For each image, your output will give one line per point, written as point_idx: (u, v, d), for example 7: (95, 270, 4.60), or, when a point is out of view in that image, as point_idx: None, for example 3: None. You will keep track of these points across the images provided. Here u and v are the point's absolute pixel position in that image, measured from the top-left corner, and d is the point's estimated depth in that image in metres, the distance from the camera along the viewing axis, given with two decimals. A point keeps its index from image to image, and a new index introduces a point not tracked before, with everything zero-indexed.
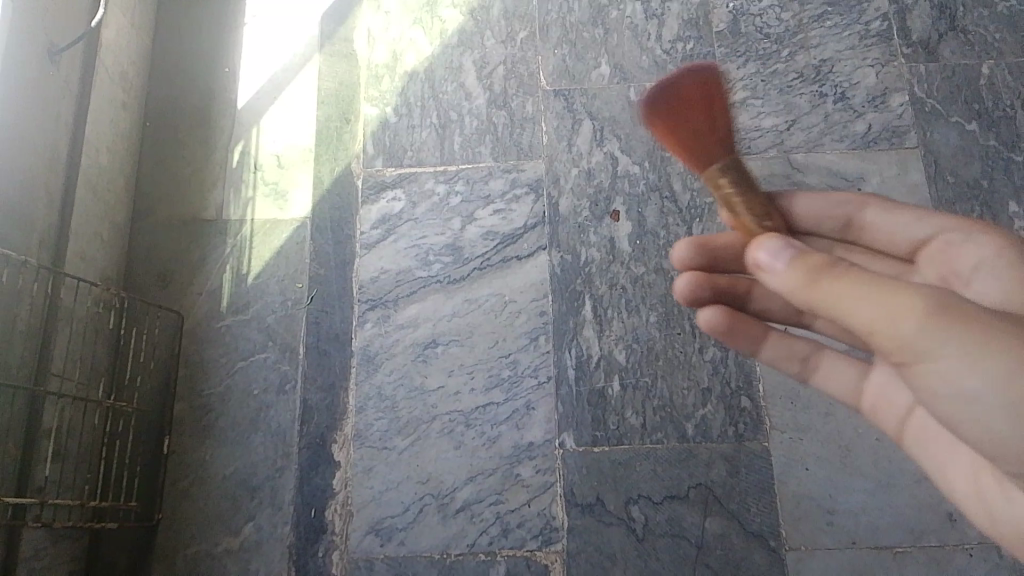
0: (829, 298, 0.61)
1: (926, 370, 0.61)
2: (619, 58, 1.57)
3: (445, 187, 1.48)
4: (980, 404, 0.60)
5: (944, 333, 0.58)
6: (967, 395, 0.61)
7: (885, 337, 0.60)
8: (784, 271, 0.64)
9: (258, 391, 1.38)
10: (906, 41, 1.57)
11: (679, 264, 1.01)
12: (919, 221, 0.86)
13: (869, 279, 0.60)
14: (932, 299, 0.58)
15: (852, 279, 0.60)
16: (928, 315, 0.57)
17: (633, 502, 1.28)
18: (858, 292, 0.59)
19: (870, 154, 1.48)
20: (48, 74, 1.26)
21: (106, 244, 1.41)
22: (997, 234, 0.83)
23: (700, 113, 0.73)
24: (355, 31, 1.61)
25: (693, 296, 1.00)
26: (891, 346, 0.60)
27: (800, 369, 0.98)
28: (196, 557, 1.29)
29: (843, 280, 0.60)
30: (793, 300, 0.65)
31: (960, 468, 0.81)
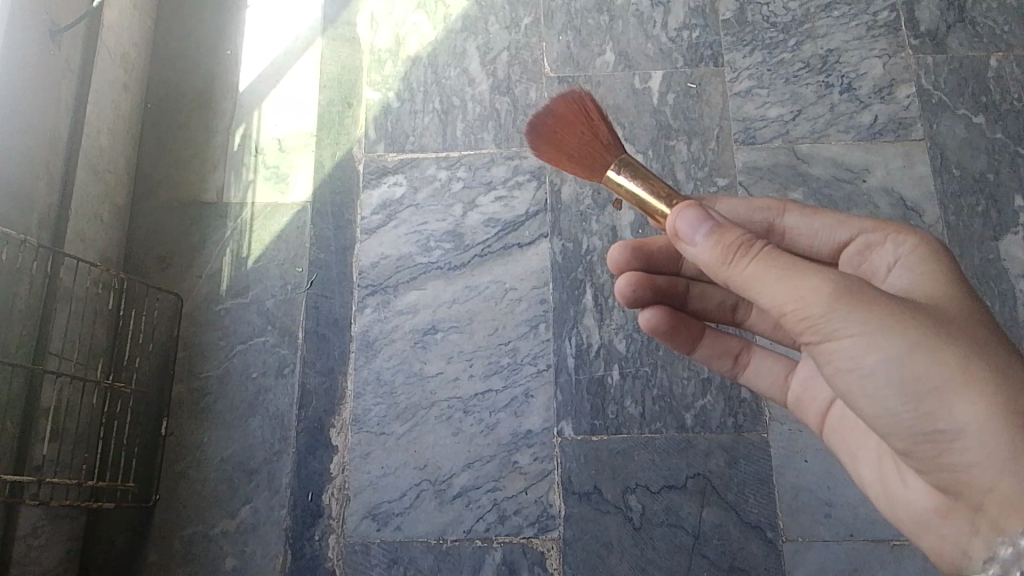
0: (742, 275, 0.68)
1: (829, 346, 0.66)
2: (624, 45, 1.55)
3: (447, 173, 1.48)
4: (878, 381, 0.66)
5: (847, 311, 0.64)
6: (866, 373, 0.66)
7: (794, 315, 0.66)
8: (703, 243, 0.70)
9: (257, 375, 1.38)
10: (913, 32, 1.55)
11: (617, 269, 1.02)
12: (841, 223, 0.86)
13: (779, 262, 0.67)
14: (840, 282, 0.65)
15: (768, 261, 0.67)
16: (834, 292, 0.64)
17: (630, 491, 1.28)
18: (770, 270, 0.66)
19: (875, 145, 1.47)
20: (48, 53, 1.25)
21: (106, 225, 1.41)
22: (917, 234, 0.80)
23: (580, 135, 0.84)
24: (358, 15, 1.60)
25: (633, 299, 1.00)
26: (798, 322, 0.66)
27: (732, 366, 1.03)
28: (192, 539, 1.29)
29: (756, 260, 0.67)
30: (711, 273, 0.71)
31: (867, 460, 0.83)
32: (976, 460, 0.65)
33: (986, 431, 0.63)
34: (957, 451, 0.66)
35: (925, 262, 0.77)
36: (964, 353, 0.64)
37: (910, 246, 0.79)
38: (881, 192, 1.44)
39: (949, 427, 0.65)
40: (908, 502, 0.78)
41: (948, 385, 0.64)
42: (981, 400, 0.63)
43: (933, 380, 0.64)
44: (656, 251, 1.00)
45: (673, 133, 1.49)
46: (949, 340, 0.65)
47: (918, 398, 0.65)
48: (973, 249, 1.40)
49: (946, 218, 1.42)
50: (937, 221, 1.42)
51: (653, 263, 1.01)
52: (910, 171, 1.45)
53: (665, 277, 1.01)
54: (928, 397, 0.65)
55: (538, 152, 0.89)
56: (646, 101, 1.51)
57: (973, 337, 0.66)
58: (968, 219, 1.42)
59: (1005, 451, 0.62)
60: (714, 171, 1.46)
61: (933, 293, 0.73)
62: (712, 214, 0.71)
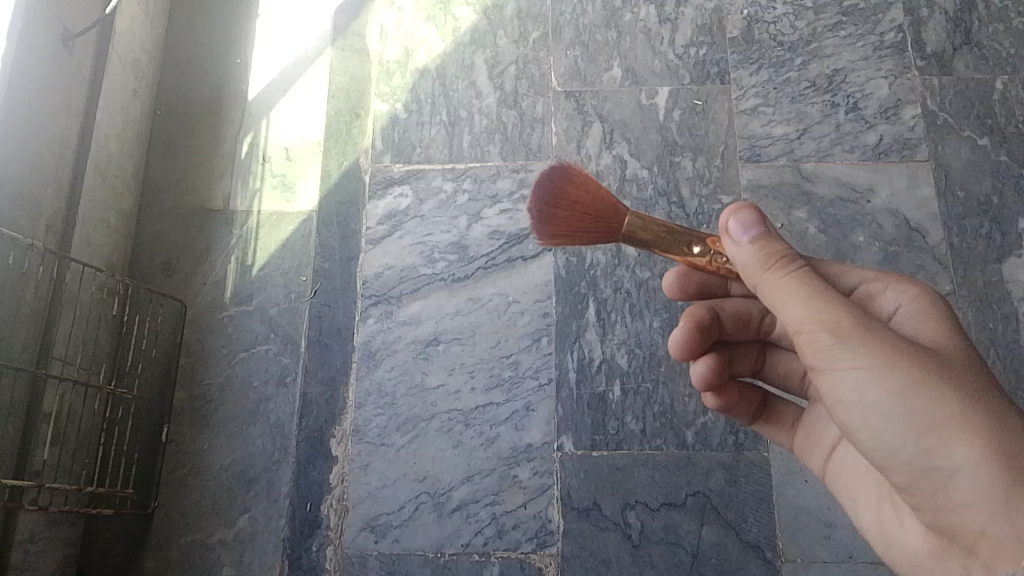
0: (772, 286, 0.70)
1: (835, 375, 0.67)
2: (631, 61, 1.56)
3: (453, 185, 1.48)
4: (879, 415, 0.66)
5: (857, 339, 0.65)
6: (867, 406, 0.67)
7: (807, 337, 0.67)
8: (747, 244, 0.71)
9: (258, 383, 1.38)
10: (920, 54, 1.56)
11: (677, 351, 0.90)
12: (847, 270, 0.82)
13: (810, 281, 0.68)
14: (849, 315, 0.66)
15: (797, 278, 0.68)
16: (847, 320, 0.66)
17: (629, 507, 1.28)
18: (797, 290, 0.68)
19: (880, 165, 1.48)
20: (60, 59, 1.26)
21: (112, 231, 1.42)
22: (918, 284, 0.79)
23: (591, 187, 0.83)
24: (367, 25, 1.61)
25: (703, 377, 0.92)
26: (809, 345, 0.68)
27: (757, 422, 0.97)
28: (190, 547, 1.29)
29: (792, 274, 0.69)
30: (745, 275, 0.73)
31: (867, 502, 0.83)
32: (970, 501, 0.64)
33: (982, 473, 0.62)
34: (952, 491, 0.65)
35: (926, 310, 0.76)
36: (968, 395, 0.64)
37: (910, 296, 0.78)
38: (886, 213, 1.44)
39: (945, 466, 0.64)
40: (904, 545, 0.77)
41: (948, 425, 0.63)
42: (980, 442, 0.62)
43: (934, 418, 0.64)
44: (700, 319, 0.89)
45: (678, 150, 1.49)
46: (955, 381, 0.65)
47: (917, 434, 0.65)
48: (977, 271, 1.41)
49: (950, 240, 1.43)
50: (941, 242, 1.42)
51: (700, 334, 0.89)
52: (915, 192, 1.46)
53: (709, 343, 0.90)
54: (927, 435, 0.64)
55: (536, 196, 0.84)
56: (652, 117, 1.52)
57: (980, 382, 0.65)
58: (972, 241, 1.42)
59: (999, 494, 0.62)
60: (718, 188, 1.47)
61: (942, 343, 0.72)
62: (768, 220, 0.73)
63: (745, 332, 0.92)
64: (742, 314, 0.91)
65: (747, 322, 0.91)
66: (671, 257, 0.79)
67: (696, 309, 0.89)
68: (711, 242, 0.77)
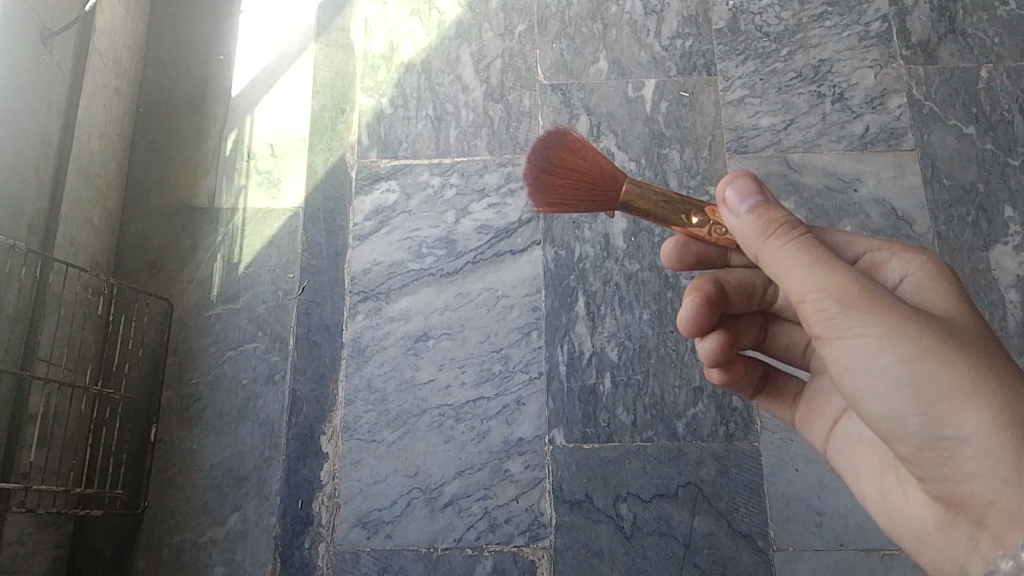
0: (773, 254, 0.69)
1: (840, 343, 0.67)
2: (617, 53, 1.56)
3: (440, 180, 1.47)
4: (887, 384, 0.66)
5: (863, 306, 0.65)
6: (876, 376, 0.66)
7: (811, 306, 0.67)
8: (746, 215, 0.71)
9: (248, 381, 1.37)
10: (905, 43, 1.56)
11: (685, 327, 0.88)
12: (850, 239, 0.82)
13: (813, 249, 0.68)
14: (857, 284, 0.65)
15: (800, 247, 0.68)
16: (853, 287, 0.65)
17: (621, 499, 1.28)
18: (802, 261, 0.67)
19: (866, 155, 1.48)
20: (39, 56, 1.25)
21: (97, 229, 1.40)
22: (924, 251, 0.79)
23: (587, 155, 0.81)
24: (351, 20, 1.60)
25: (709, 350, 0.91)
26: (812, 311, 0.67)
27: (759, 393, 0.97)
28: (181, 546, 1.28)
29: (794, 242, 0.68)
30: (745, 246, 0.72)
31: (869, 475, 0.83)
32: (979, 470, 0.64)
33: (993, 441, 0.62)
34: (961, 460, 0.65)
35: (932, 279, 0.76)
36: (977, 361, 0.64)
37: (917, 262, 0.78)
38: (872, 202, 1.45)
39: (955, 435, 0.64)
40: (908, 516, 0.77)
41: (958, 392, 0.63)
42: (990, 410, 0.62)
43: (943, 386, 0.63)
44: (707, 293, 0.86)
45: (666, 141, 1.49)
46: (961, 347, 0.64)
47: (925, 403, 0.64)
48: (964, 258, 1.41)
49: (937, 228, 1.43)
50: (928, 230, 1.43)
51: (709, 307, 0.86)
52: (901, 181, 1.46)
53: (716, 317, 0.88)
54: (935, 402, 0.64)
55: (535, 159, 0.84)
56: (639, 109, 1.51)
57: (989, 349, 0.65)
58: (958, 229, 1.43)
59: (1010, 462, 0.62)
60: (706, 179, 1.47)
61: (947, 311, 0.72)
62: (767, 190, 0.72)
63: (749, 305, 0.90)
64: (746, 285, 0.89)
65: (751, 294, 0.90)
66: (669, 229, 0.76)
67: (702, 283, 0.86)
68: (709, 213, 0.76)
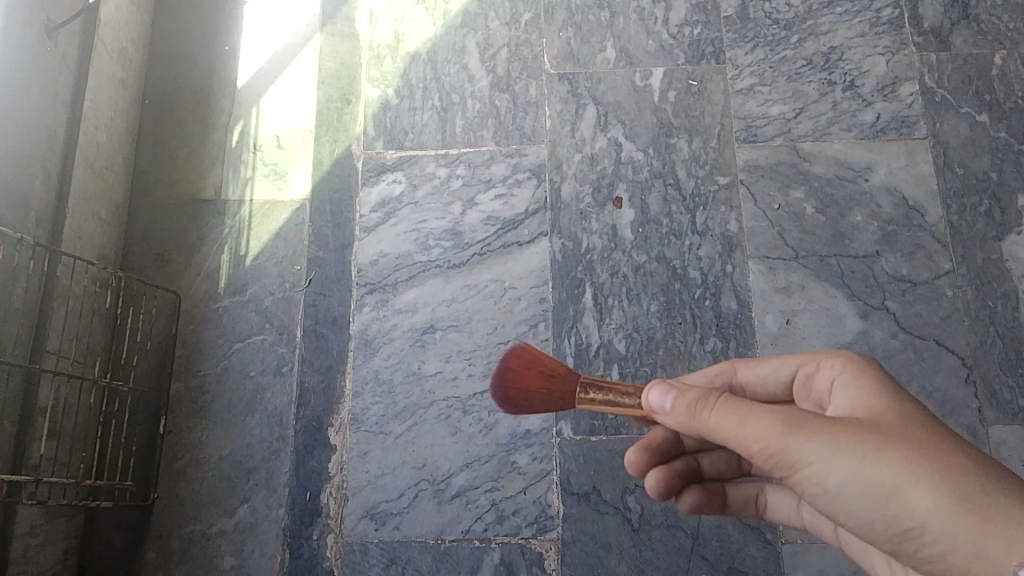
0: (709, 425, 0.72)
1: (801, 479, 0.69)
2: (625, 41, 1.54)
3: (446, 171, 1.47)
4: (847, 501, 0.68)
5: (799, 437, 0.67)
6: (836, 497, 0.68)
7: (762, 457, 0.69)
8: (671, 406, 0.74)
9: (255, 373, 1.37)
10: (917, 29, 1.54)
11: (636, 472, 0.97)
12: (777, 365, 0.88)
13: (735, 407, 0.71)
14: (783, 422, 0.68)
15: (727, 408, 0.71)
16: (781, 426, 0.68)
17: (629, 491, 1.28)
18: (730, 418, 0.71)
19: (877, 143, 1.46)
20: (44, 49, 1.24)
21: (104, 223, 1.40)
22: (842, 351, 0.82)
23: (545, 367, 0.87)
24: (357, 10, 1.59)
25: (669, 493, 0.96)
26: (768, 461, 0.69)
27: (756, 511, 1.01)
28: (190, 538, 1.29)
29: (718, 409, 0.72)
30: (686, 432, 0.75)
31: (883, 552, 0.87)
32: (950, 548, 0.64)
33: (948, 518, 0.63)
34: (931, 544, 0.66)
35: (858, 376, 0.79)
36: (910, 452, 0.65)
37: (839, 365, 0.81)
38: (883, 191, 1.43)
39: (917, 524, 0.65)
40: None
41: (902, 487, 0.65)
42: (937, 490, 0.64)
43: (892, 483, 0.65)
44: (651, 439, 0.96)
45: (674, 131, 1.48)
46: (894, 440, 0.67)
47: (880, 505, 0.66)
48: (976, 248, 1.40)
49: (949, 218, 1.42)
50: (939, 220, 1.41)
51: (653, 451, 0.96)
52: (912, 170, 1.44)
53: (668, 457, 0.96)
54: (889, 500, 0.65)
55: (499, 405, 0.91)
56: (647, 99, 1.50)
57: (917, 435, 0.67)
58: (971, 218, 1.41)
59: (969, 529, 0.63)
60: (715, 169, 1.46)
61: (876, 402, 0.74)
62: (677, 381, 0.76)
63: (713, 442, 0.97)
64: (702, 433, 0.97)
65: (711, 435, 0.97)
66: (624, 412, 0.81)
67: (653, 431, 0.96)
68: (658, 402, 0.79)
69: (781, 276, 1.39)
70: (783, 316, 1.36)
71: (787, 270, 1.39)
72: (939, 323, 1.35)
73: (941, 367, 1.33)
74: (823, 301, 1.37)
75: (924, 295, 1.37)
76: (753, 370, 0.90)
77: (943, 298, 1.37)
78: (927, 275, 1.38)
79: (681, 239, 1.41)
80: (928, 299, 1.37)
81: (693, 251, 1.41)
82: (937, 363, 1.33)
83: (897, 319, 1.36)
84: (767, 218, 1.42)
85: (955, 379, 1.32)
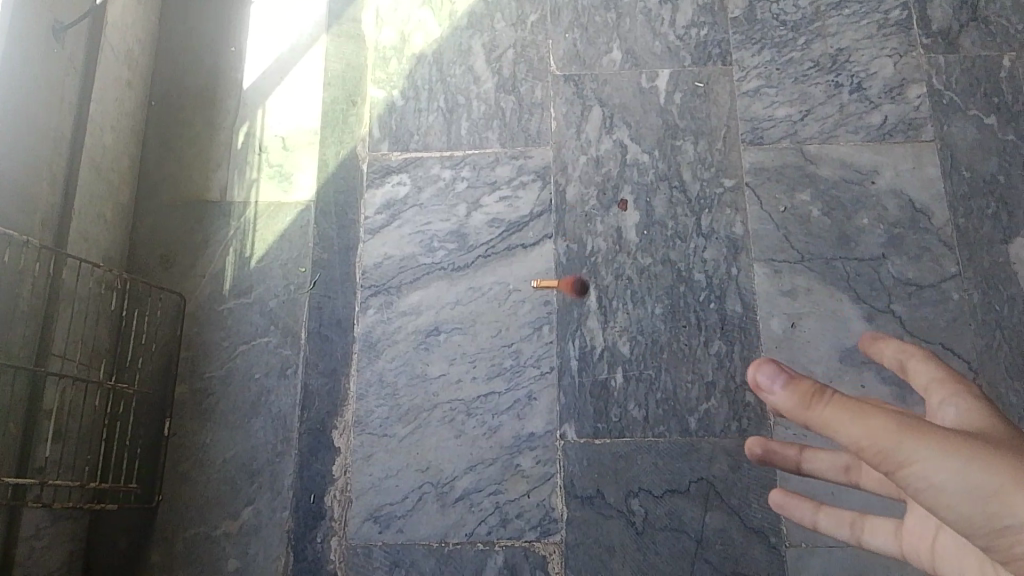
0: (821, 419, 0.65)
1: (906, 476, 0.62)
2: (631, 43, 1.54)
3: (451, 172, 1.47)
4: (950, 497, 0.61)
5: (910, 437, 0.61)
6: (939, 493, 0.61)
7: (871, 451, 0.63)
8: (780, 391, 0.68)
9: (260, 374, 1.38)
10: (925, 31, 1.53)
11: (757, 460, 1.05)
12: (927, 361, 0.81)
13: (857, 402, 0.65)
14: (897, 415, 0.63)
15: (839, 402, 0.65)
16: (896, 424, 0.62)
17: (632, 495, 1.28)
18: (847, 410, 0.64)
19: (884, 146, 1.45)
20: (51, 51, 1.25)
21: (109, 224, 1.41)
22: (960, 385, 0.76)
23: None
24: (363, 11, 1.58)
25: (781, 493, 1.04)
26: (876, 458, 0.63)
27: (851, 532, 0.93)
28: (195, 539, 1.29)
29: (833, 401, 0.65)
30: (795, 420, 0.69)
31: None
32: None
33: None
34: None
35: (973, 412, 0.73)
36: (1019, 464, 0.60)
37: (960, 405, 0.75)
38: (890, 194, 1.42)
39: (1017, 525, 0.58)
40: None
41: (1006, 485, 0.59)
42: None
43: (995, 483, 0.59)
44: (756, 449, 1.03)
45: (679, 133, 1.48)
46: (1012, 458, 0.60)
47: (982, 501, 0.59)
48: (983, 252, 1.39)
49: (956, 221, 1.41)
50: (946, 224, 1.41)
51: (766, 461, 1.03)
52: (919, 173, 1.44)
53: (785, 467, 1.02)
54: (990, 503, 0.59)
55: None
56: (653, 101, 1.50)
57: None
58: (978, 222, 1.41)
59: None
60: (720, 171, 1.45)
61: (987, 428, 0.70)
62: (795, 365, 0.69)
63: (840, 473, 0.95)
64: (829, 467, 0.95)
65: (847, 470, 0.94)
66: None
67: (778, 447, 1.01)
68: None
69: (787, 280, 1.38)
70: (788, 319, 1.36)
71: (793, 274, 1.39)
72: (945, 327, 1.35)
73: None
74: (829, 306, 1.37)
75: (930, 299, 1.37)
76: (890, 344, 0.85)
77: (949, 301, 1.36)
78: (933, 279, 1.38)
79: (687, 242, 1.41)
80: (934, 303, 1.36)
81: (698, 254, 1.40)
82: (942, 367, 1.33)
83: (902, 323, 1.35)
84: (773, 221, 1.42)
85: None
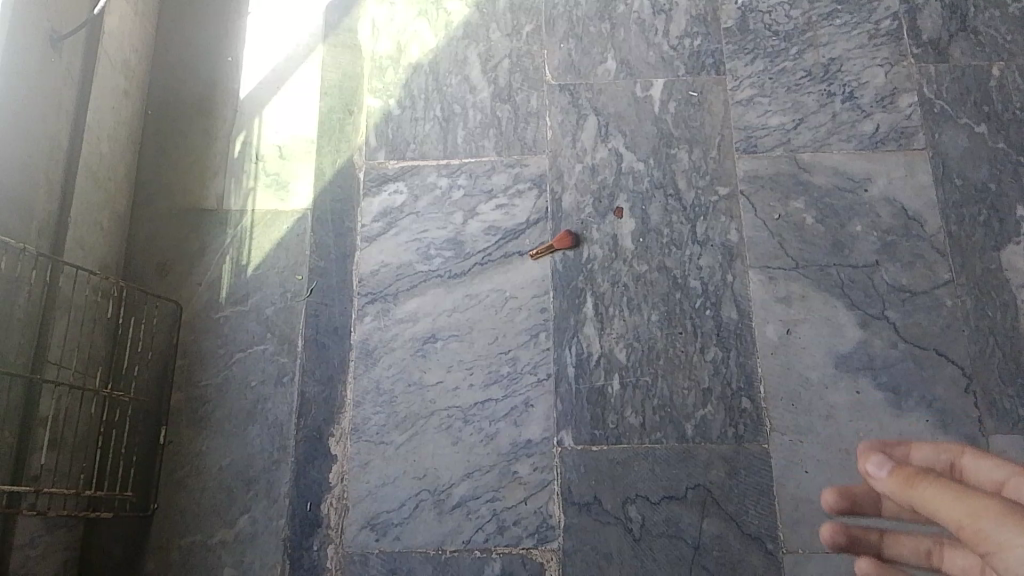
0: (922, 497, 0.68)
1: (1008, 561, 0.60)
2: (625, 53, 1.55)
3: (448, 181, 1.47)
4: None
5: (1006, 518, 0.61)
6: None
7: (971, 532, 0.63)
8: (885, 476, 0.72)
9: (256, 383, 1.38)
10: (916, 41, 1.54)
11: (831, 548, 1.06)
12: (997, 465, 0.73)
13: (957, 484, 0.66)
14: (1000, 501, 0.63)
15: (940, 484, 0.67)
16: (1000, 506, 0.62)
17: (630, 501, 1.28)
18: (946, 490, 0.66)
19: (877, 154, 1.47)
20: (48, 60, 1.25)
21: (106, 233, 1.41)
22: None
23: None
24: (359, 21, 1.59)
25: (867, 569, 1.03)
26: (975, 539, 0.62)
27: None
28: (191, 548, 1.29)
29: (932, 483, 0.68)
30: (902, 505, 0.71)
31: None
32: None
33: None
34: None
35: None
36: None
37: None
38: (883, 202, 1.44)
39: None
40: None
41: None
42: None
43: None
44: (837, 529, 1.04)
45: (674, 142, 1.49)
46: None
47: None
48: (975, 258, 1.40)
49: (948, 228, 1.42)
50: (938, 230, 1.42)
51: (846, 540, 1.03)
52: (912, 181, 1.45)
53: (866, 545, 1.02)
54: None
55: None
56: (648, 110, 1.51)
57: None
58: (970, 229, 1.42)
59: None
60: (715, 179, 1.46)
61: None
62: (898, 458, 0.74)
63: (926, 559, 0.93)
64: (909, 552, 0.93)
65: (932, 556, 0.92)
66: None
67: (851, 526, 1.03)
68: None
69: (781, 287, 1.39)
70: (784, 325, 1.37)
71: (787, 280, 1.39)
72: (939, 333, 1.36)
73: (941, 378, 1.33)
74: (824, 312, 1.37)
75: (923, 305, 1.37)
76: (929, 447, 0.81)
77: (942, 307, 1.37)
78: (926, 285, 1.39)
79: (682, 249, 1.42)
80: (927, 309, 1.37)
81: (693, 261, 1.41)
82: (936, 372, 1.34)
83: (896, 329, 1.36)
84: (767, 228, 1.43)
85: (955, 389, 1.33)
